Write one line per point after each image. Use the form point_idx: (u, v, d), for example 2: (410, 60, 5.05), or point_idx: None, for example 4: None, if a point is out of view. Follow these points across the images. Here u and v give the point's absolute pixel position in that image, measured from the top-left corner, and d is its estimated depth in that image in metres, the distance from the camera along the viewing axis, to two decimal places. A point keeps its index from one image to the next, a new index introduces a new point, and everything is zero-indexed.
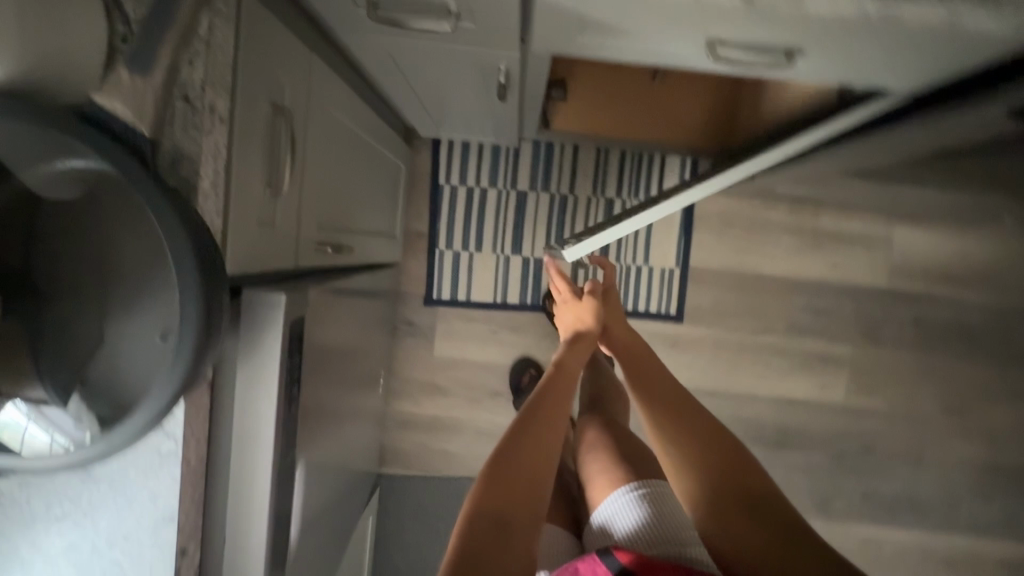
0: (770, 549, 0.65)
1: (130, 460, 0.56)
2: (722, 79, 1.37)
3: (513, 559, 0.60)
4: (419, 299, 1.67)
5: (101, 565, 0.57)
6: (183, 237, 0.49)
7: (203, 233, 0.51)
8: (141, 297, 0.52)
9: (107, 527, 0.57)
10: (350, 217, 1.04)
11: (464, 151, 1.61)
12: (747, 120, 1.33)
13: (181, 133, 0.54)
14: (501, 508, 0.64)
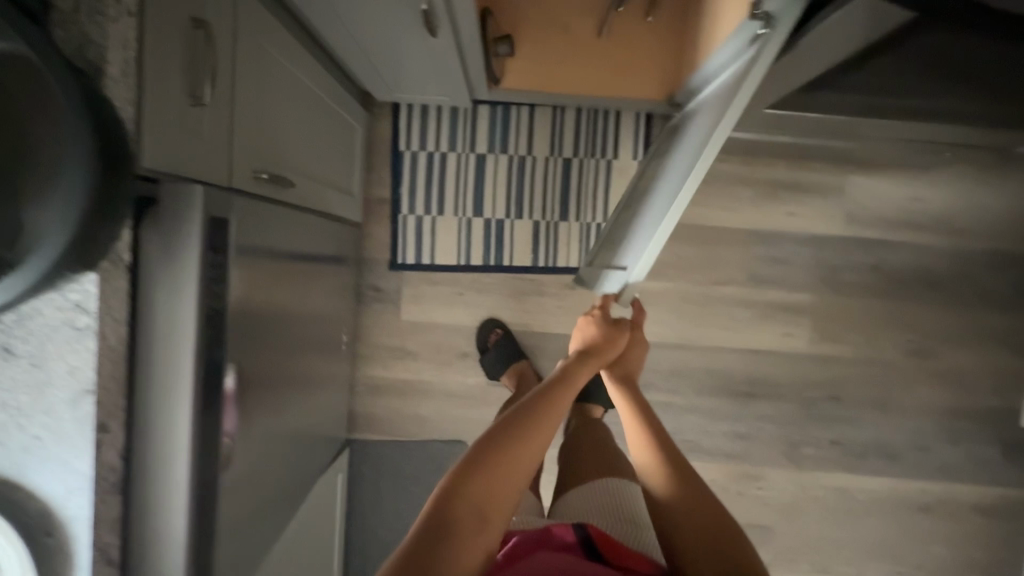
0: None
1: (45, 335, 0.58)
2: (664, 31, 1.43)
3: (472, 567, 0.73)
4: (384, 265, 1.71)
5: (21, 440, 0.59)
6: (79, 111, 0.52)
7: (102, 114, 0.54)
8: (54, 176, 0.52)
9: (26, 402, 0.59)
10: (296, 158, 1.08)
11: (423, 116, 1.66)
12: (689, 67, 1.37)
13: (86, 18, 0.57)
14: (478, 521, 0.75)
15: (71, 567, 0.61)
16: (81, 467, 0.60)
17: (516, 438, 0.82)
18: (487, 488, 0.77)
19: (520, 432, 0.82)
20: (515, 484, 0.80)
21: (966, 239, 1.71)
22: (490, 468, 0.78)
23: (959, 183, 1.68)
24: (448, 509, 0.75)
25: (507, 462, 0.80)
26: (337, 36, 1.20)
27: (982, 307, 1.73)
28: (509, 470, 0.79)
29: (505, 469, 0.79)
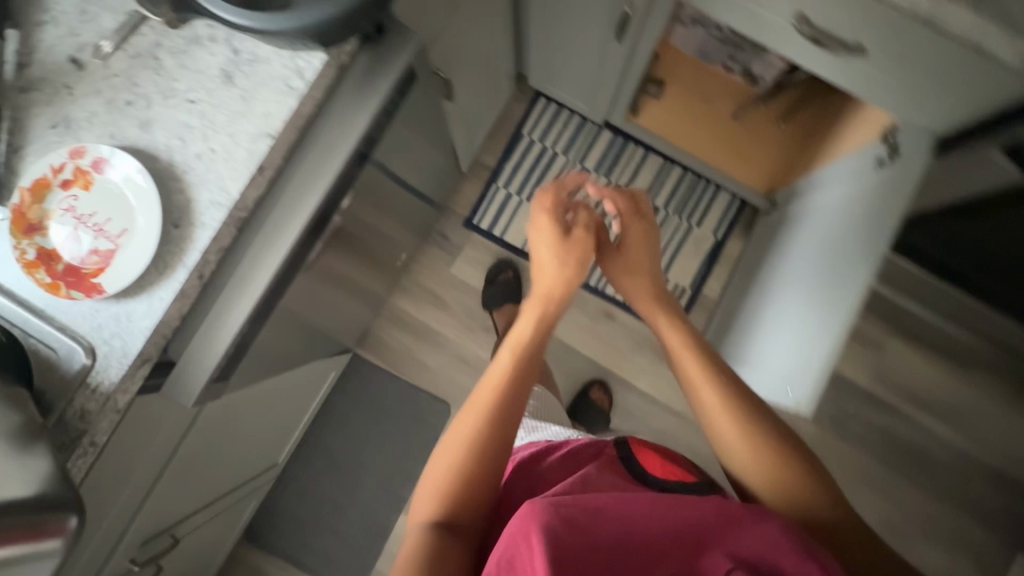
0: (836, 510, 0.68)
1: (264, 81, 0.72)
2: (789, 138, 1.60)
3: (455, 560, 0.64)
4: (459, 219, 1.84)
5: (200, 147, 0.71)
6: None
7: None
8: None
9: (220, 121, 0.72)
10: (460, 82, 1.23)
11: (553, 117, 1.83)
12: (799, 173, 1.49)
13: None
14: (447, 509, 0.68)
15: (177, 260, 0.70)
16: (230, 188, 0.71)
17: (497, 403, 0.76)
18: (472, 466, 0.70)
19: (502, 409, 0.75)
20: (498, 444, 0.73)
21: (979, 447, 1.73)
22: (473, 440, 0.72)
23: (993, 394, 1.73)
24: (445, 494, 0.69)
25: (495, 430, 0.73)
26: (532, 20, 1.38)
27: (972, 519, 1.72)
28: (498, 438, 0.73)
29: (490, 442, 0.72)
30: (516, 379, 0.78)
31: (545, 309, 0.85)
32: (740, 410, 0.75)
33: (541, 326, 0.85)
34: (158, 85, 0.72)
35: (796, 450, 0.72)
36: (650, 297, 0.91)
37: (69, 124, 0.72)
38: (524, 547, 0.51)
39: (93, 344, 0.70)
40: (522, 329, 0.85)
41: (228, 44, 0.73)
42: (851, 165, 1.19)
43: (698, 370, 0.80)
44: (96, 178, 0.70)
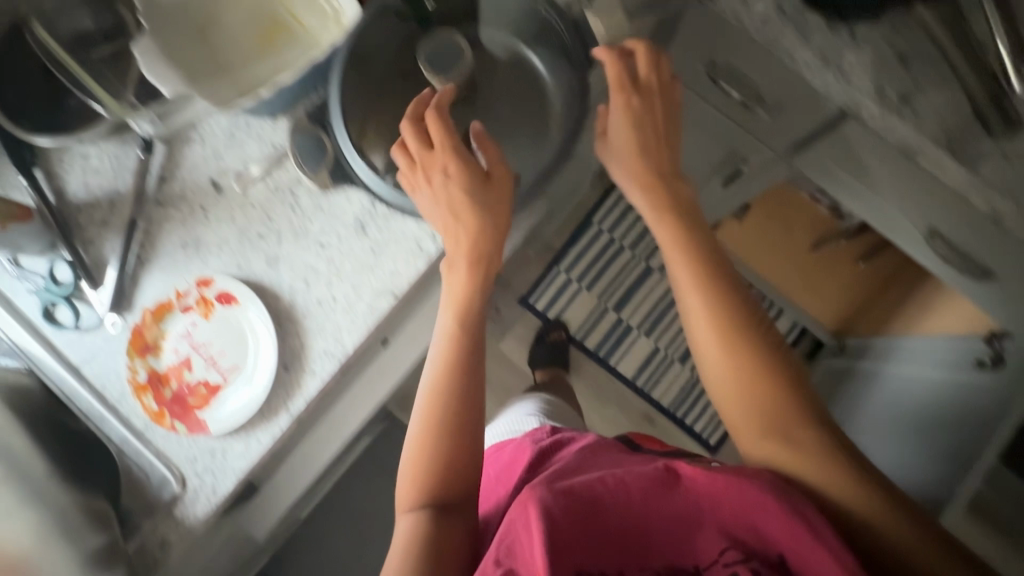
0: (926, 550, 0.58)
1: (397, 238, 0.72)
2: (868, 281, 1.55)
3: (455, 557, 0.61)
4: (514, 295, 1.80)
5: (322, 293, 0.71)
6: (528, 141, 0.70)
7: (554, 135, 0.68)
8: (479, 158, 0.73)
9: (347, 270, 0.71)
10: None
11: (625, 210, 1.81)
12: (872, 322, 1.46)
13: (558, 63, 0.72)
14: (443, 489, 0.65)
15: (281, 406, 0.70)
16: (345, 340, 0.71)
17: (435, 360, 0.70)
18: (457, 436, 0.67)
19: (458, 360, 0.69)
20: (461, 405, 0.68)
21: None
22: (439, 392, 0.68)
23: None
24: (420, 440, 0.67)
25: (443, 387, 0.68)
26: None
27: None
28: (451, 392, 0.68)
29: (455, 389, 0.68)
30: (458, 335, 0.69)
31: (457, 274, 0.68)
32: (768, 397, 0.67)
33: (472, 279, 0.68)
34: (291, 223, 0.72)
35: (832, 456, 0.63)
36: (681, 249, 0.72)
37: (199, 246, 0.73)
38: (525, 530, 0.55)
39: (184, 475, 0.69)
40: (457, 286, 0.69)
41: (368, 193, 0.72)
42: (947, 352, 1.12)
43: (717, 345, 0.70)
44: (216, 308, 0.70)
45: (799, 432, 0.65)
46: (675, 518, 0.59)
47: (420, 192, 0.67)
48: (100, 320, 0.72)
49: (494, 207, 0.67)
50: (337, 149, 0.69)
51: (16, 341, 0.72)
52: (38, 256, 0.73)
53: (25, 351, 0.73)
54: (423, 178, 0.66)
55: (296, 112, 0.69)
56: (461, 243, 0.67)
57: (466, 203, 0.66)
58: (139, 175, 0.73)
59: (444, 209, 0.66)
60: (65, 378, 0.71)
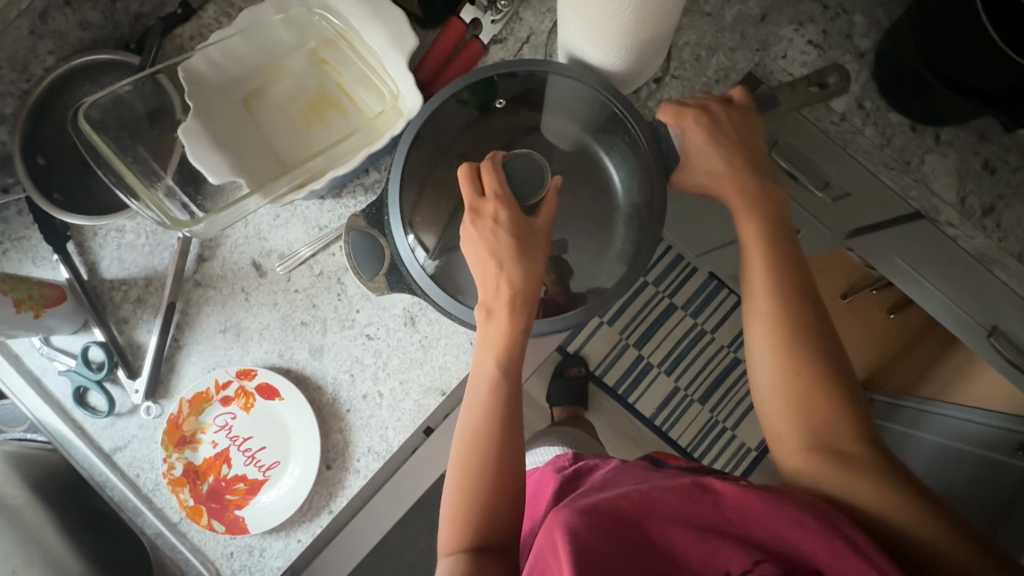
0: None
1: (448, 332, 0.69)
2: (895, 330, 1.50)
3: None
4: None
5: (368, 386, 0.68)
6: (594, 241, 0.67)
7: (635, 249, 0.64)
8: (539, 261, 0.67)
9: (394, 364, 0.68)
10: None
11: None
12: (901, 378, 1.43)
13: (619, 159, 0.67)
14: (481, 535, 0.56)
15: (323, 505, 0.67)
16: (391, 437, 0.68)
17: (474, 402, 0.60)
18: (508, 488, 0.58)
19: (497, 390, 0.60)
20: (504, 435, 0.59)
21: None
22: (480, 432, 0.59)
23: None
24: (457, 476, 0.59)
25: (488, 431, 0.59)
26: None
27: None
28: (495, 444, 0.59)
29: (499, 426, 0.59)
30: (499, 376, 0.60)
31: (497, 323, 0.60)
32: (830, 405, 0.55)
33: (516, 322, 0.59)
34: (337, 310, 0.69)
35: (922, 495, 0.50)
36: (756, 246, 0.60)
37: (239, 330, 0.70)
38: (553, 558, 0.42)
39: (220, 572, 0.67)
40: (495, 333, 0.60)
41: None
42: (977, 432, 1.12)
43: (770, 344, 0.57)
44: (257, 400, 0.68)
45: (869, 463, 0.52)
46: (704, 532, 0.45)
47: (469, 229, 0.62)
48: (135, 406, 0.68)
49: (536, 272, 0.61)
50: (398, 257, 0.63)
51: (42, 420, 0.69)
52: (71, 335, 0.70)
53: (57, 435, 0.70)
54: (473, 221, 0.61)
55: (365, 224, 0.65)
56: (491, 291, 0.60)
57: (508, 254, 0.60)
58: (179, 254, 0.69)
59: (485, 254, 0.60)
60: (96, 465, 0.68)
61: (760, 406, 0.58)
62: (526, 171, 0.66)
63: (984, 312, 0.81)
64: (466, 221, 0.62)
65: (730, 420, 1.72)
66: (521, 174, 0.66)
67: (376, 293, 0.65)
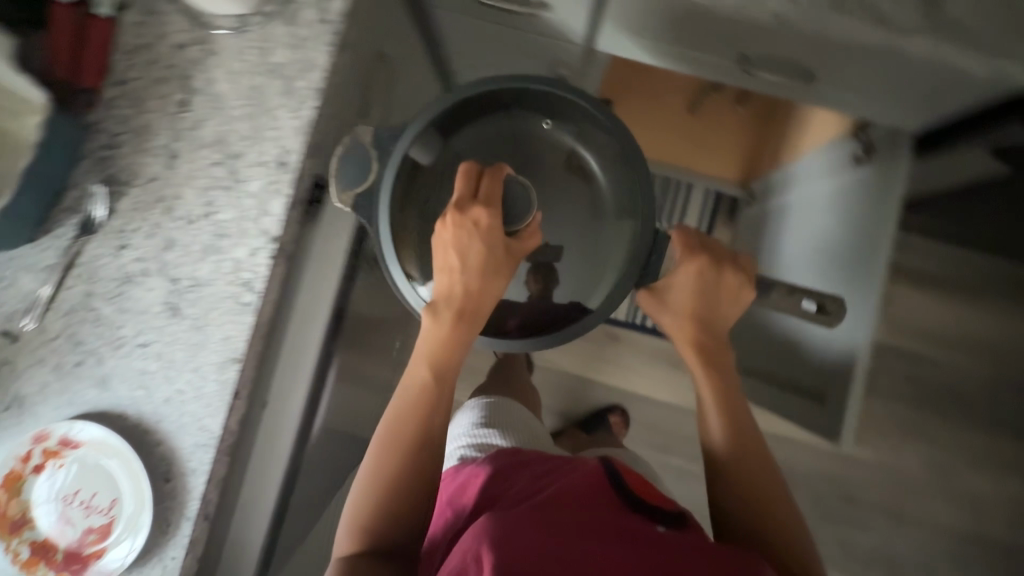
0: (789, 525, 0.69)
1: (214, 303, 0.67)
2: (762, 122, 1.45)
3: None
4: None
5: (166, 391, 0.67)
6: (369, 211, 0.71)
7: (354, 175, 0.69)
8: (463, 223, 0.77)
9: (181, 359, 0.67)
10: None
11: None
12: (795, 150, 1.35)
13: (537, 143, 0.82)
14: (392, 526, 0.63)
15: (180, 515, 0.66)
16: (210, 426, 0.67)
17: (419, 382, 0.68)
18: (421, 462, 0.65)
19: (433, 385, 0.67)
20: (429, 429, 0.66)
21: (1002, 367, 1.74)
22: (402, 430, 0.66)
23: (1000, 313, 1.75)
24: (380, 454, 0.65)
25: (426, 409, 0.67)
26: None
27: (1011, 438, 1.74)
28: (421, 424, 0.66)
29: (411, 427, 0.66)
30: (437, 367, 0.68)
31: (439, 324, 0.68)
32: (744, 444, 0.73)
33: (455, 332, 0.68)
34: (103, 336, 0.67)
35: (763, 458, 0.73)
36: (690, 336, 0.77)
37: (20, 402, 0.67)
38: (473, 564, 0.48)
39: None
40: (434, 334, 0.68)
41: (164, 274, 0.67)
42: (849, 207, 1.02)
43: (688, 308, 0.76)
44: (65, 453, 0.65)
45: (747, 430, 0.75)
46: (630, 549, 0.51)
47: (445, 229, 0.67)
48: None
49: (491, 293, 0.70)
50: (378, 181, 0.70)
51: None
52: None
53: None
54: (452, 220, 0.67)
55: (370, 136, 0.71)
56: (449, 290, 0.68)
57: (480, 261, 0.67)
58: None
59: (456, 253, 0.67)
60: None
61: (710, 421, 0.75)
62: (518, 197, 0.72)
63: (728, 40, 0.80)
64: (455, 210, 0.67)
65: None
66: (512, 199, 0.72)
67: (339, 200, 0.70)
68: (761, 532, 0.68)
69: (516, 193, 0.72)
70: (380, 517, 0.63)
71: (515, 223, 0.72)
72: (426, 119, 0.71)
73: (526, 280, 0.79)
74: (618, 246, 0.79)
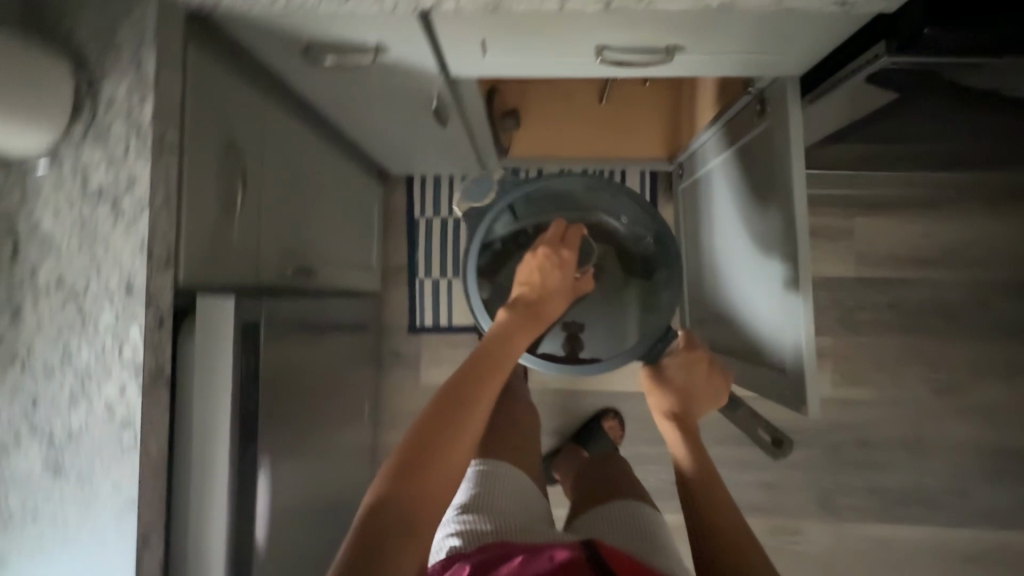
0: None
1: (95, 451, 0.62)
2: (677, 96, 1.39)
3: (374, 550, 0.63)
4: (404, 329, 1.75)
5: (69, 555, 0.62)
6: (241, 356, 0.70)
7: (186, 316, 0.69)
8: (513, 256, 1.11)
9: (76, 517, 0.62)
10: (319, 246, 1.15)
11: (436, 187, 1.74)
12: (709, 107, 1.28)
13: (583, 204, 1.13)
14: (413, 493, 0.69)
15: None
16: None
17: (483, 365, 0.86)
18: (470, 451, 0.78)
19: (500, 366, 0.87)
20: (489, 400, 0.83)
21: (984, 271, 1.68)
22: (446, 420, 0.77)
23: (968, 218, 1.69)
24: (391, 476, 0.71)
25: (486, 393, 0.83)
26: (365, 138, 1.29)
27: (1013, 340, 1.67)
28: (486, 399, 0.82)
29: (460, 417, 0.78)
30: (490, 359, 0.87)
31: (515, 318, 0.95)
32: (727, 510, 0.84)
33: (525, 335, 0.95)
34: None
35: (750, 542, 0.79)
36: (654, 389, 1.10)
37: None
38: None
39: None
40: (506, 325, 0.94)
41: (38, 433, 0.63)
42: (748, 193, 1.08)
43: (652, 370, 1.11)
44: None
45: (721, 489, 0.87)
46: None
47: (534, 258, 1.02)
48: None
49: (552, 304, 1.01)
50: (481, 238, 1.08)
51: None
52: None
53: None
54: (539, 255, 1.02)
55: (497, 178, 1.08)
56: (529, 289, 1.01)
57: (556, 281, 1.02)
58: None
59: (541, 274, 1.02)
60: None
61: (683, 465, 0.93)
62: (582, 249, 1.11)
63: (571, 39, 0.76)
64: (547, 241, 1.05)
65: None
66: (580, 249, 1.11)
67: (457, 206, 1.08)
68: None
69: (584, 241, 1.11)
70: (405, 486, 0.70)
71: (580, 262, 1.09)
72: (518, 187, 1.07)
73: (562, 338, 1.11)
74: (630, 323, 1.12)
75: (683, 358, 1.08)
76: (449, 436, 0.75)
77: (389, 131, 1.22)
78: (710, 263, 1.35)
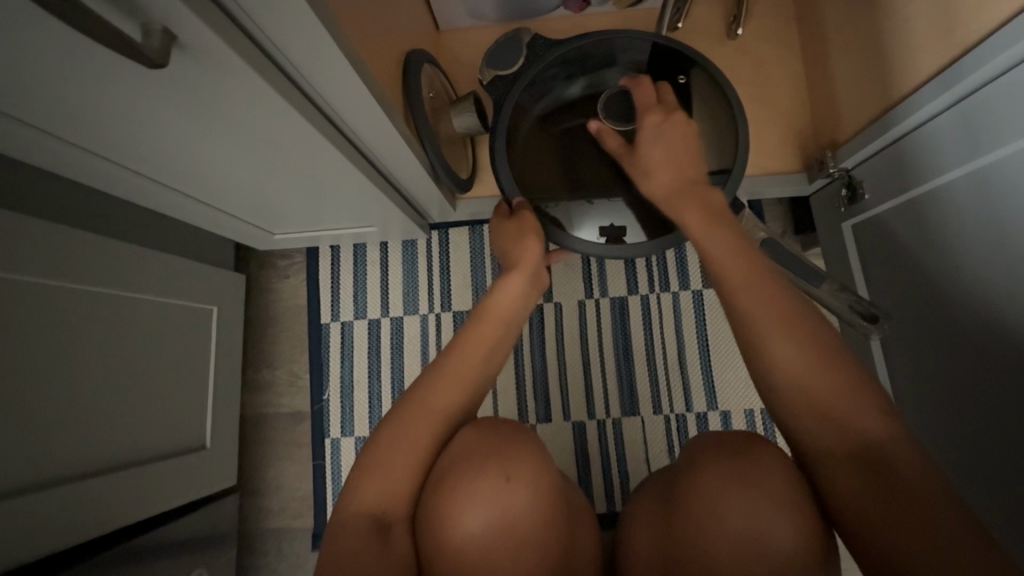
0: (901, 506, 0.38)
1: None
2: (832, 19, 0.69)
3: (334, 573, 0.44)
4: (299, 536, 0.92)
5: None
6: None
7: None
8: (539, 168, 0.65)
9: None
10: None
11: (359, 264, 0.96)
12: None
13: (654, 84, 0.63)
14: (382, 513, 0.48)
15: None
16: None
17: (468, 327, 0.60)
18: (474, 396, 0.58)
19: (485, 332, 0.60)
20: (473, 368, 0.58)
21: None
22: (416, 416, 0.53)
23: None
24: (355, 476, 0.50)
25: (490, 343, 0.60)
26: (89, 144, 0.55)
27: None
28: (484, 354, 0.59)
29: (432, 412, 0.53)
30: (480, 312, 0.61)
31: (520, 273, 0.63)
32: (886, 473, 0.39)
33: (524, 283, 0.63)
34: None
35: (938, 517, 0.37)
36: (792, 350, 0.44)
37: None
38: None
39: None
40: (513, 287, 0.63)
41: None
42: None
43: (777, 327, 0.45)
44: None
45: (898, 471, 0.39)
46: None
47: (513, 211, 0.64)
48: None
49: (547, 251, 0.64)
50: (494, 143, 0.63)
51: None
52: None
53: None
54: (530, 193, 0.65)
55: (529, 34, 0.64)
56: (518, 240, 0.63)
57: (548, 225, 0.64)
58: None
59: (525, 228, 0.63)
60: None
61: (789, 397, 0.44)
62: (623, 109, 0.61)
63: None
64: (532, 168, 0.65)
65: (698, 400, 0.87)
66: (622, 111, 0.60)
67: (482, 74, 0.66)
68: (867, 531, 0.40)
69: (616, 91, 0.62)
70: (369, 504, 0.48)
71: (624, 116, 0.61)
72: (549, 67, 0.62)
73: (602, 226, 0.64)
74: None
75: (762, 148, 0.77)
76: (403, 409, 0.53)
77: (117, 116, 0.49)
78: (881, 203, 0.67)
